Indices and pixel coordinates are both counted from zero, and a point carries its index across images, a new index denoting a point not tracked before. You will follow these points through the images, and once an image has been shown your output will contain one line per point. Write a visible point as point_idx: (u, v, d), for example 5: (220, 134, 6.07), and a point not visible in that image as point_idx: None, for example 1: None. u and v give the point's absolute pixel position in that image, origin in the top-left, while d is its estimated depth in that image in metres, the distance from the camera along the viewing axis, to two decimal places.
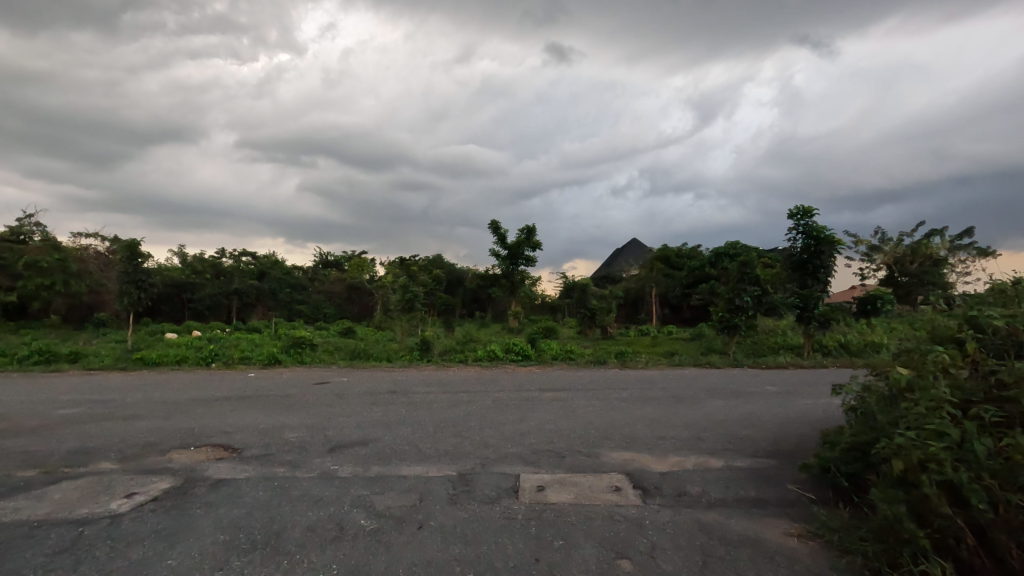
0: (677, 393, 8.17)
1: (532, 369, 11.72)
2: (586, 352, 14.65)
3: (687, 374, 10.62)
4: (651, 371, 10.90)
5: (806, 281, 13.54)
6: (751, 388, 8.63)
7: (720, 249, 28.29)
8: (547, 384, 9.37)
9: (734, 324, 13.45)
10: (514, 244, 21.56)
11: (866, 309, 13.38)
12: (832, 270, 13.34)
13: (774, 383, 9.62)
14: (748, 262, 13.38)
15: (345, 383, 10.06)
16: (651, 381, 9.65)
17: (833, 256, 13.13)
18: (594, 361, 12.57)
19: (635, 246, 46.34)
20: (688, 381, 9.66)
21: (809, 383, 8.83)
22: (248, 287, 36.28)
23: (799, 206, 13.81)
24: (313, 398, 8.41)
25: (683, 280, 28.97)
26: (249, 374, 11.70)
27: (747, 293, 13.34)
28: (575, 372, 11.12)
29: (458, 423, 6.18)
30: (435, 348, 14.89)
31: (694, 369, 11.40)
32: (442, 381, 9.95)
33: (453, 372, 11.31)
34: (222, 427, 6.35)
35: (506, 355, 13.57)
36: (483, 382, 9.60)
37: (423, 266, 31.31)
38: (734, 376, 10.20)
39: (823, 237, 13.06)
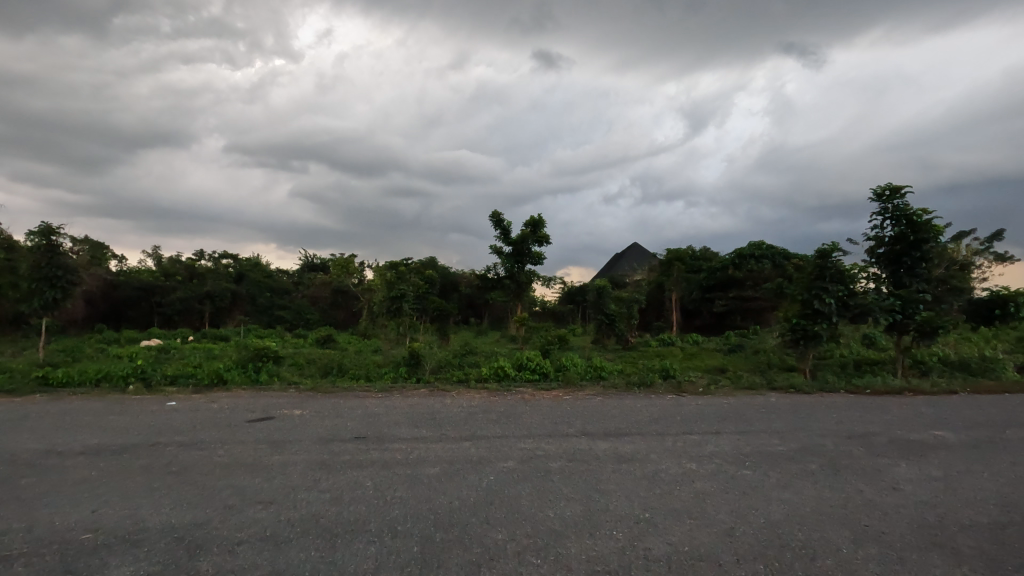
0: (811, 446, 5.15)
1: (557, 395, 8.72)
2: (619, 370, 11.60)
3: (780, 404, 7.63)
4: (725, 401, 7.94)
5: (902, 278, 10.63)
6: (912, 434, 5.60)
7: (743, 251, 25.97)
8: (595, 424, 6.34)
9: (814, 334, 10.51)
10: (519, 239, 18.56)
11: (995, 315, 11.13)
12: (933, 265, 10.52)
13: (917, 414, 6.68)
14: (830, 251, 10.43)
15: (296, 420, 6.95)
16: (739, 416, 6.66)
17: (936, 246, 10.32)
18: (639, 383, 9.54)
19: (636, 250, 43.79)
20: (795, 416, 6.65)
21: (994, 424, 5.82)
22: (222, 290, 32.97)
23: (888, 184, 11.10)
24: (236, 452, 5.35)
25: (703, 282, 26.30)
26: (172, 401, 8.51)
27: (828, 294, 10.37)
28: (623, 401, 8.06)
29: (471, 536, 3.13)
30: (427, 363, 11.89)
31: (781, 397, 8.38)
32: (438, 417, 6.86)
33: (452, 400, 8.23)
34: (5, 543, 3.23)
35: (518, 373, 10.56)
36: (498, 422, 6.52)
37: (414, 268, 28.21)
38: (853, 408, 7.19)
39: (922, 222, 10.29)
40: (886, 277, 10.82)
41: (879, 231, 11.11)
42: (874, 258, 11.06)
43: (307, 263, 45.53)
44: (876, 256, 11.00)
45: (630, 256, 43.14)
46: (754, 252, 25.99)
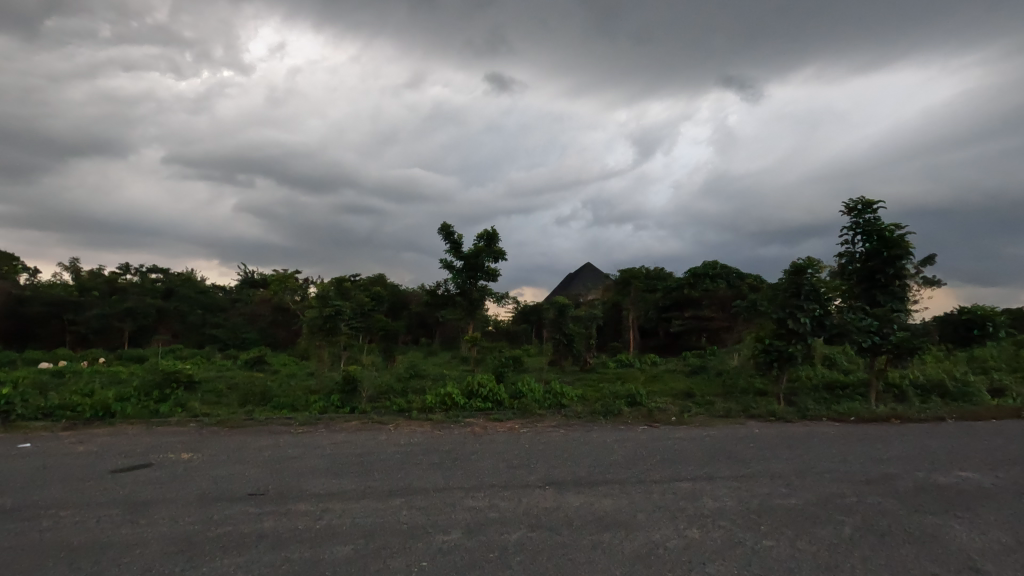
0: (831, 497, 4.13)
1: (511, 427, 7.51)
2: (580, 396, 10.48)
3: (766, 435, 6.69)
4: (705, 433, 6.94)
5: (876, 297, 10.10)
6: (936, 476, 4.70)
7: (699, 270, 25.79)
8: (560, 468, 5.13)
9: (789, 355, 9.75)
10: (471, 253, 17.39)
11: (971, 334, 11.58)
12: (909, 283, 10.02)
13: (921, 446, 5.87)
14: (806, 266, 9.75)
15: (183, 467, 5.44)
16: (729, 453, 5.65)
17: (911, 263, 9.83)
18: (606, 412, 8.42)
19: (591, 269, 43.48)
20: (791, 452, 5.69)
21: (1018, 463, 5.03)
22: (146, 307, 30.00)
23: (859, 197, 10.65)
24: (72, 524, 3.86)
25: (660, 301, 25.88)
26: (30, 442, 6.76)
27: (804, 312, 9.66)
28: (591, 435, 6.91)
29: None
30: (366, 389, 10.44)
31: (763, 427, 7.45)
32: (367, 463, 5.48)
33: (389, 436, 6.84)
34: None
35: (468, 401, 9.30)
36: (441, 468, 5.21)
37: (360, 285, 26.46)
38: (849, 440, 6.30)
39: (896, 237, 9.80)
40: (860, 295, 10.27)
41: (851, 247, 10.59)
42: (846, 274, 10.52)
43: (246, 279, 42.64)
44: (848, 272, 10.47)
45: (583, 276, 42.66)
46: (709, 271, 25.77)
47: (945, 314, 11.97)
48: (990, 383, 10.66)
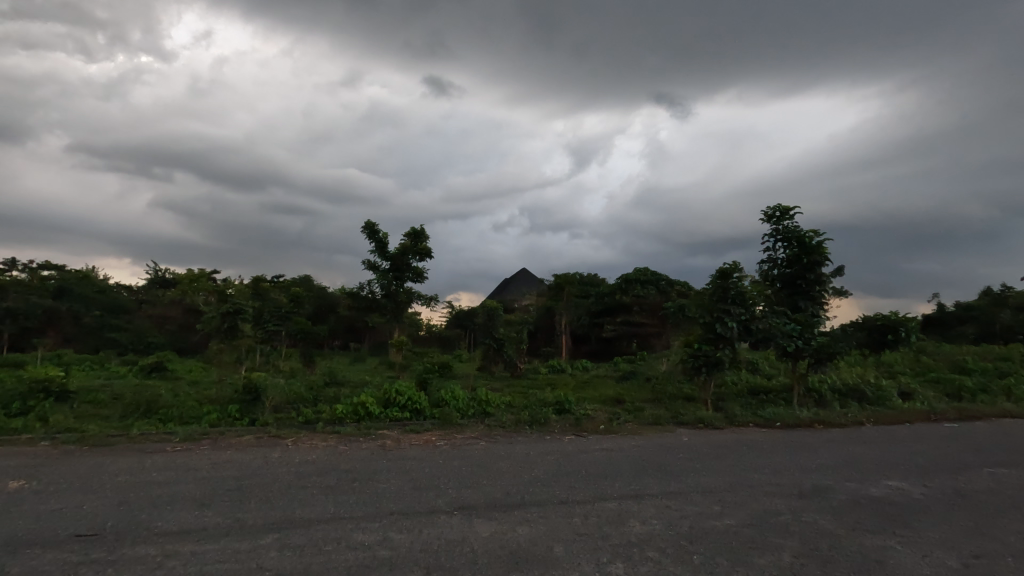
0: (765, 516, 3.76)
1: (429, 440, 6.82)
2: (507, 403, 9.92)
3: (695, 445, 6.37)
4: (634, 443, 6.55)
5: (798, 302, 10.20)
6: (866, 485, 4.48)
7: (630, 276, 26.08)
8: (474, 489, 4.52)
9: (716, 361, 9.66)
10: (397, 252, 16.52)
11: (884, 339, 12.09)
12: (827, 288, 10.19)
13: (847, 453, 5.72)
14: (732, 271, 9.70)
15: (8, 499, 4.36)
16: (657, 466, 5.25)
17: (828, 268, 10.01)
18: (531, 421, 7.88)
19: (526, 275, 43.40)
20: (721, 463, 5.37)
21: (940, 470, 4.94)
22: (31, 307, 26.69)
23: (778, 204, 10.81)
24: None
25: (592, 307, 25.92)
26: None
27: (730, 317, 9.60)
28: (513, 448, 6.34)
29: None
30: (271, 398, 9.39)
31: (692, 434, 7.18)
32: (245, 489, 4.62)
33: (282, 453, 5.96)
34: None
35: (384, 410, 8.50)
36: (333, 494, 4.44)
37: (279, 286, 24.77)
38: (777, 447, 6.10)
39: (813, 243, 9.96)
40: (782, 300, 10.37)
41: (773, 253, 10.70)
42: (769, 280, 10.59)
43: (155, 278, 39.19)
44: (771, 278, 10.54)
45: (518, 282, 42.43)
46: (640, 278, 26.10)
47: (861, 320, 12.47)
48: (899, 387, 11.07)
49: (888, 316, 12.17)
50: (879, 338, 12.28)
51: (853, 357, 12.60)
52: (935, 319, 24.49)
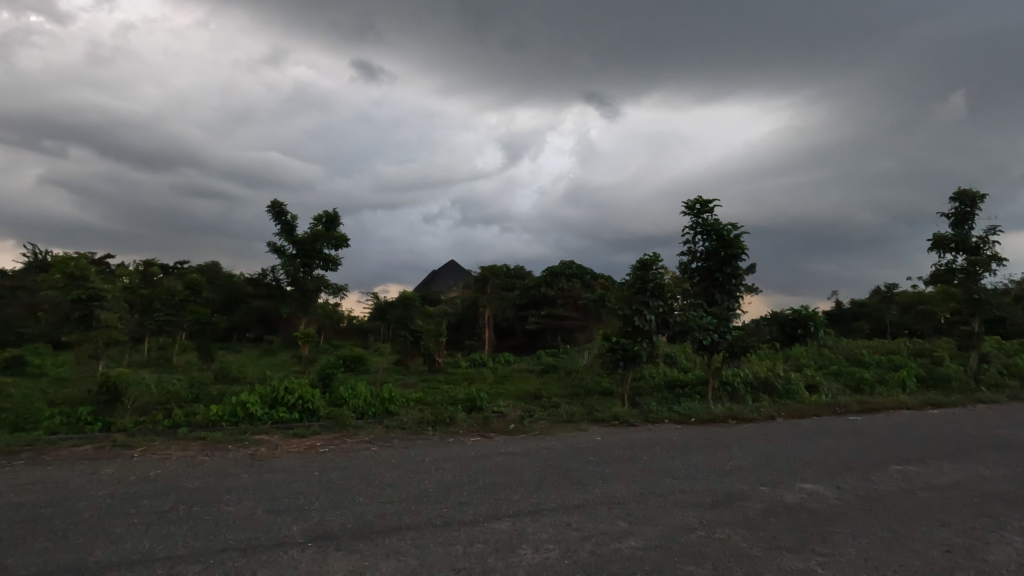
0: (676, 536, 3.27)
1: (315, 445, 5.95)
2: (416, 401, 9.15)
3: (608, 446, 5.90)
4: (544, 444, 6.02)
5: (715, 296, 10.10)
6: (781, 489, 4.15)
7: (556, 269, 25.89)
8: (344, 510, 3.76)
9: (634, 354, 9.38)
10: (307, 238, 15.23)
11: (794, 333, 12.37)
12: (742, 282, 10.16)
13: (759, 451, 5.46)
14: (652, 262, 9.42)
15: None
16: (564, 472, 4.72)
17: (743, 262, 9.97)
18: (434, 420, 7.10)
19: (453, 267, 42.51)
20: (632, 466, 4.92)
21: (852, 469, 4.73)
22: None
23: (698, 197, 10.69)
24: None
25: (517, 299, 25.54)
26: None
27: (649, 310, 9.33)
28: (407, 453, 5.56)
29: None
30: (136, 398, 8.08)
31: (606, 433, 6.76)
32: (42, 521, 3.60)
33: (121, 467, 4.90)
34: None
35: (271, 411, 7.50)
36: (161, 523, 3.53)
37: (176, 272, 22.43)
38: (691, 447, 5.77)
39: (730, 236, 9.89)
40: (700, 294, 10.25)
41: (692, 247, 10.57)
42: (688, 273, 10.45)
43: (34, 262, 34.86)
44: (689, 271, 10.39)
45: (445, 274, 41.47)
46: (565, 271, 25.94)
47: (773, 315, 12.71)
48: (806, 380, 11.34)
49: (798, 310, 12.46)
50: (788, 332, 12.57)
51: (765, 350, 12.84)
52: (836, 315, 26.12)
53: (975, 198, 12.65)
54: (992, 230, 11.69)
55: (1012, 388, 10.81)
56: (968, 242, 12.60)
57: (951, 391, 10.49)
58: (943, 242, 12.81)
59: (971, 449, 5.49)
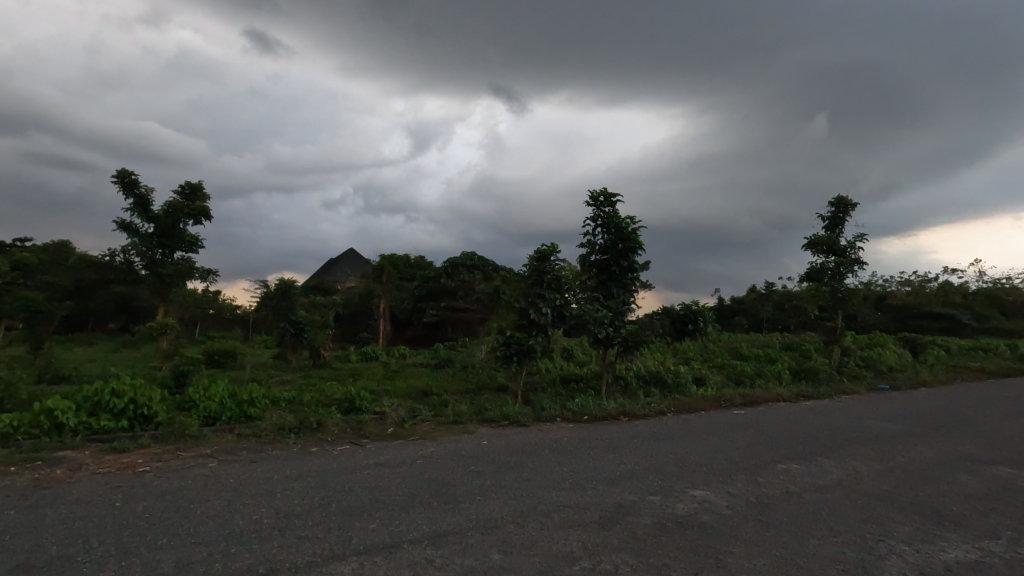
0: (556, 569, 2.76)
1: (140, 463, 4.84)
2: (286, 402, 8.09)
3: (493, 451, 5.34)
4: (424, 450, 5.36)
5: (611, 289, 9.93)
6: (672, 498, 3.82)
7: (457, 260, 25.17)
8: (135, 560, 2.85)
9: (528, 349, 8.99)
10: (166, 213, 13.39)
11: (685, 328, 12.67)
12: (638, 276, 10.06)
13: (651, 453, 5.20)
14: (549, 253, 9.02)
15: None
16: (440, 488, 4.09)
17: (639, 256, 9.86)
18: (297, 424, 6.15)
19: (353, 255, 40.38)
20: (516, 476, 4.41)
21: (742, 470, 4.54)
22: None
23: (600, 188, 10.45)
24: None
25: (415, 290, 24.54)
26: None
27: (545, 302, 8.92)
28: (253, 470, 4.63)
29: None
30: None
31: (494, 434, 6.24)
32: None
33: None
34: None
35: (94, 418, 6.14)
36: None
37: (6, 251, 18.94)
38: (582, 449, 5.39)
39: (628, 229, 9.72)
40: (597, 287, 10.04)
41: (591, 239, 10.33)
42: (586, 266, 10.19)
43: None
44: (588, 264, 10.15)
45: (343, 263, 39.27)
46: (466, 262, 25.28)
47: (666, 309, 12.93)
48: (694, 373, 11.61)
49: (689, 305, 12.76)
50: (678, 327, 12.87)
51: (658, 344, 13.08)
52: (721, 311, 27.89)
53: (848, 204, 13.68)
54: (859, 233, 12.68)
55: (868, 379, 11.79)
56: (837, 244, 13.61)
57: (819, 383, 11.21)
58: (818, 243, 13.74)
59: (845, 443, 5.59)
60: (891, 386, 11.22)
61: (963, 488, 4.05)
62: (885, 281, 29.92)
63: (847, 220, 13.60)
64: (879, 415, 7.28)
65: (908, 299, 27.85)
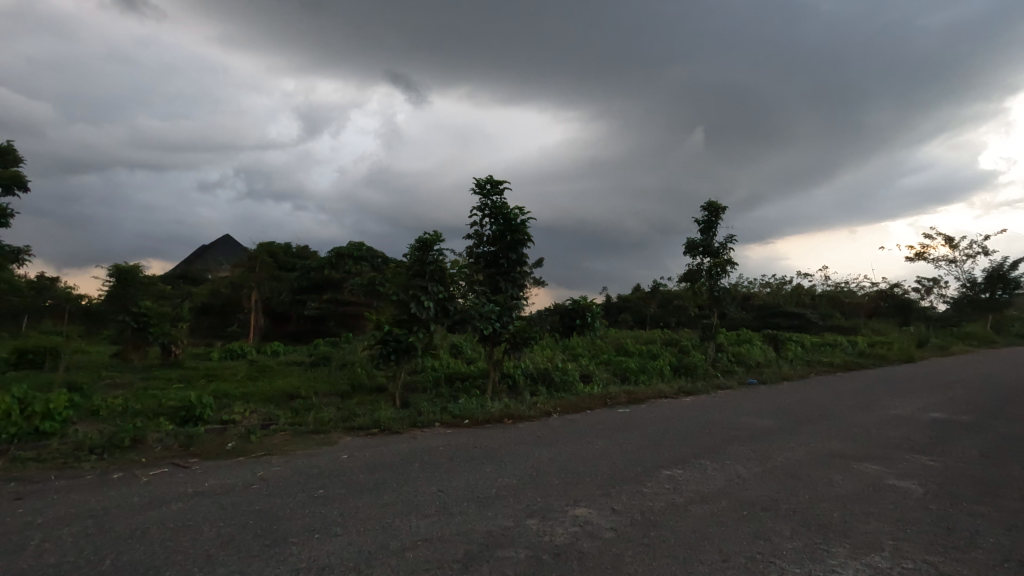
0: None
1: None
2: (103, 412, 6.63)
3: (351, 468, 4.55)
4: (267, 470, 4.46)
5: (499, 283, 9.43)
6: (551, 521, 3.33)
7: (343, 250, 23.49)
8: None
9: (408, 347, 8.23)
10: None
11: (574, 324, 12.59)
12: (527, 270, 9.68)
13: (531, 463, 4.73)
14: (432, 242, 8.32)
15: None
16: (270, 524, 3.27)
17: (528, 249, 9.47)
18: (103, 442, 4.92)
19: (226, 242, 36.67)
20: (372, 500, 3.70)
21: (625, 480, 4.19)
22: None
23: (489, 176, 9.93)
24: None
25: (294, 282, 22.60)
26: None
27: (427, 295, 8.21)
28: (10, 512, 3.47)
29: None
30: None
31: (360, 445, 5.45)
32: None
33: None
34: None
35: None
36: None
37: None
38: (457, 461, 4.79)
39: (517, 220, 9.30)
40: (484, 280, 9.51)
41: (479, 230, 9.78)
42: (473, 258, 9.62)
43: None
44: (475, 255, 9.58)
45: (214, 250, 35.52)
46: (353, 253, 23.63)
47: (556, 306, 12.77)
48: (581, 370, 11.53)
49: (578, 301, 12.70)
50: (567, 323, 12.73)
51: (547, 340, 12.91)
52: (608, 308, 28.85)
53: (720, 209, 14.41)
54: (730, 236, 13.33)
55: (739, 374, 12.44)
56: (712, 247, 14.26)
57: (697, 379, 11.62)
58: (694, 245, 14.34)
59: (724, 442, 5.51)
60: (758, 380, 11.92)
61: (836, 489, 4.00)
62: (750, 283, 32.71)
63: (719, 224, 14.30)
64: (751, 411, 7.47)
65: (769, 300, 30.71)
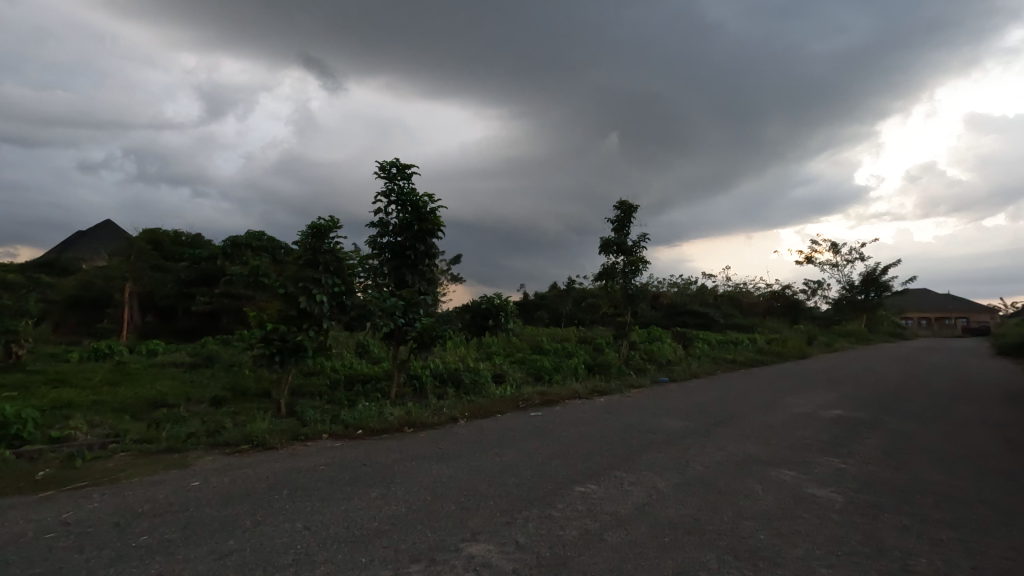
0: None
1: None
2: None
3: (199, 500, 3.65)
4: (85, 509, 3.49)
5: (404, 276, 8.63)
6: (443, 566, 2.70)
7: (240, 240, 21.30)
8: None
9: (297, 347, 7.24)
10: None
11: (487, 324, 12.01)
12: (437, 263, 8.95)
13: (430, 482, 4.08)
14: (328, 229, 7.38)
15: None
16: None
17: (438, 240, 8.75)
18: None
19: (105, 227, 32.69)
20: (214, 548, 2.88)
21: (534, 501, 3.66)
22: None
23: (396, 159, 9.10)
24: None
25: (181, 274, 20.30)
26: None
27: (320, 288, 7.25)
28: None
29: None
30: None
31: (224, 466, 4.54)
32: None
33: None
34: None
35: None
36: None
37: None
38: (341, 484, 4.04)
39: (426, 208, 8.55)
40: (388, 273, 8.66)
41: (384, 218, 8.93)
42: (376, 248, 8.74)
43: None
44: (378, 245, 8.70)
45: (89, 237, 31.52)
46: (252, 243, 21.43)
47: (468, 303, 12.15)
48: (494, 371, 10.99)
49: (492, 300, 12.12)
50: (480, 322, 12.16)
51: (459, 340, 12.30)
52: (524, 305, 28.68)
53: (632, 208, 14.43)
54: (643, 235, 13.35)
55: (651, 372, 12.44)
56: (625, 245, 14.25)
57: (610, 378, 11.46)
58: (608, 243, 14.28)
59: (639, 449, 5.13)
60: (669, 379, 11.99)
61: (759, 504, 3.68)
62: (660, 282, 33.91)
63: (631, 223, 14.32)
64: (665, 411, 7.24)
65: (676, 298, 31.98)
